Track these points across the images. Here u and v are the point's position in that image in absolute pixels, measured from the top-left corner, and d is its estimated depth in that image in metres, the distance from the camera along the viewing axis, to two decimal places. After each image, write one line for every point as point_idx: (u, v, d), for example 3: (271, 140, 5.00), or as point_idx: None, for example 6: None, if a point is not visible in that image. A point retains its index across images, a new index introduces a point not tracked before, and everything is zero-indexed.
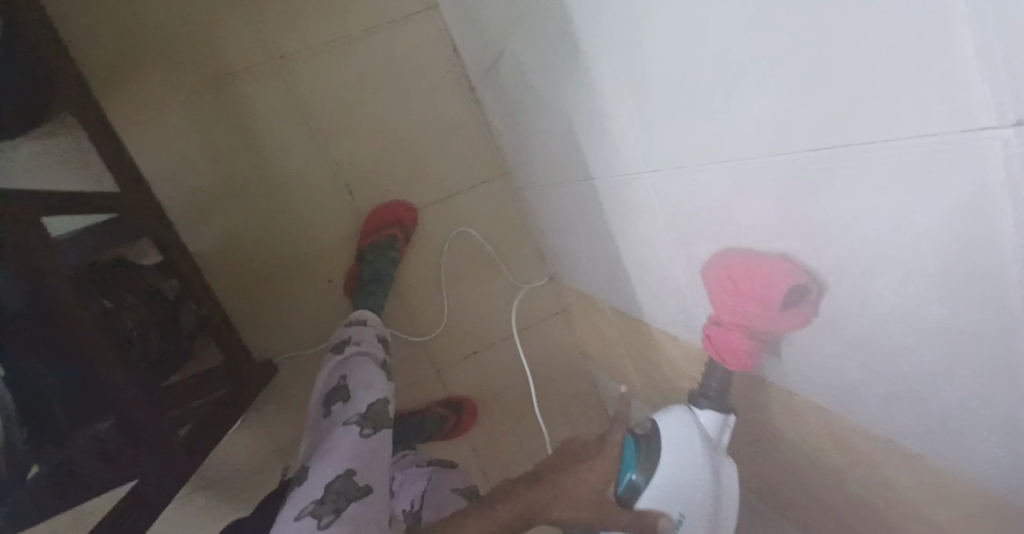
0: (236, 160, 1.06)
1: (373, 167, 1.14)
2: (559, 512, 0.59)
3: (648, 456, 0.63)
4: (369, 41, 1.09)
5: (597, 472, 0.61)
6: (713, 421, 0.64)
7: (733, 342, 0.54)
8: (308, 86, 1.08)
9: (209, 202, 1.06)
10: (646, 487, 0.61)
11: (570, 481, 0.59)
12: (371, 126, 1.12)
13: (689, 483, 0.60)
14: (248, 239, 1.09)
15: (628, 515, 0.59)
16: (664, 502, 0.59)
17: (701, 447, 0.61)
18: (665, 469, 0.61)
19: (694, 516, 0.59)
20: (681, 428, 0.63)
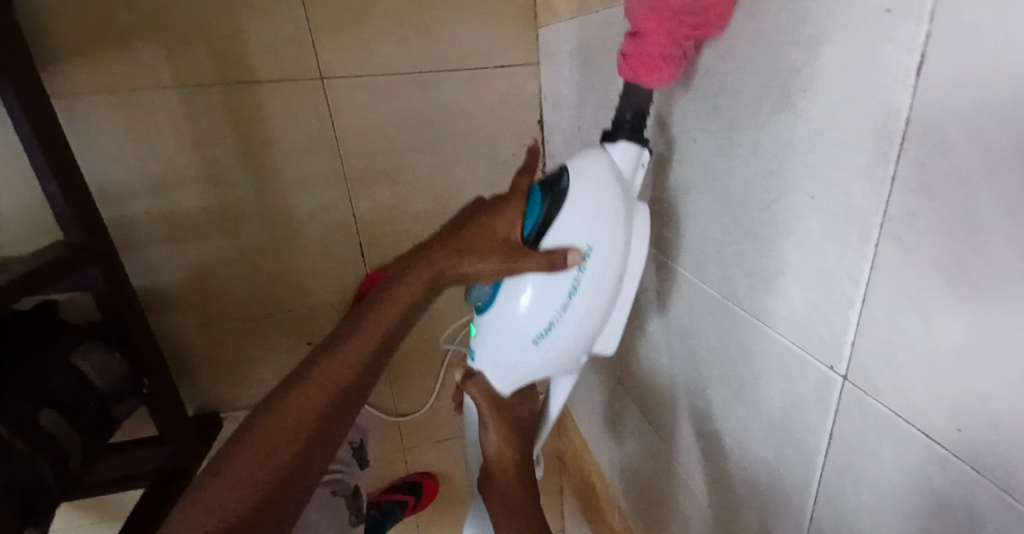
0: (229, 187, 0.79)
1: (401, 231, 0.88)
2: (487, 273, 0.41)
3: (552, 201, 0.40)
4: (445, 85, 0.80)
5: (501, 218, 0.41)
6: (631, 157, 0.42)
7: (651, 44, 0.36)
8: (350, 122, 0.79)
9: (181, 231, 0.79)
10: (549, 232, 0.41)
11: (470, 244, 0.40)
12: (414, 184, 0.85)
13: (591, 221, 0.40)
14: (224, 285, 0.84)
15: (537, 257, 0.40)
16: (567, 240, 0.40)
17: (614, 189, 0.41)
18: (573, 211, 0.40)
19: (604, 266, 0.41)
20: (596, 167, 0.41)
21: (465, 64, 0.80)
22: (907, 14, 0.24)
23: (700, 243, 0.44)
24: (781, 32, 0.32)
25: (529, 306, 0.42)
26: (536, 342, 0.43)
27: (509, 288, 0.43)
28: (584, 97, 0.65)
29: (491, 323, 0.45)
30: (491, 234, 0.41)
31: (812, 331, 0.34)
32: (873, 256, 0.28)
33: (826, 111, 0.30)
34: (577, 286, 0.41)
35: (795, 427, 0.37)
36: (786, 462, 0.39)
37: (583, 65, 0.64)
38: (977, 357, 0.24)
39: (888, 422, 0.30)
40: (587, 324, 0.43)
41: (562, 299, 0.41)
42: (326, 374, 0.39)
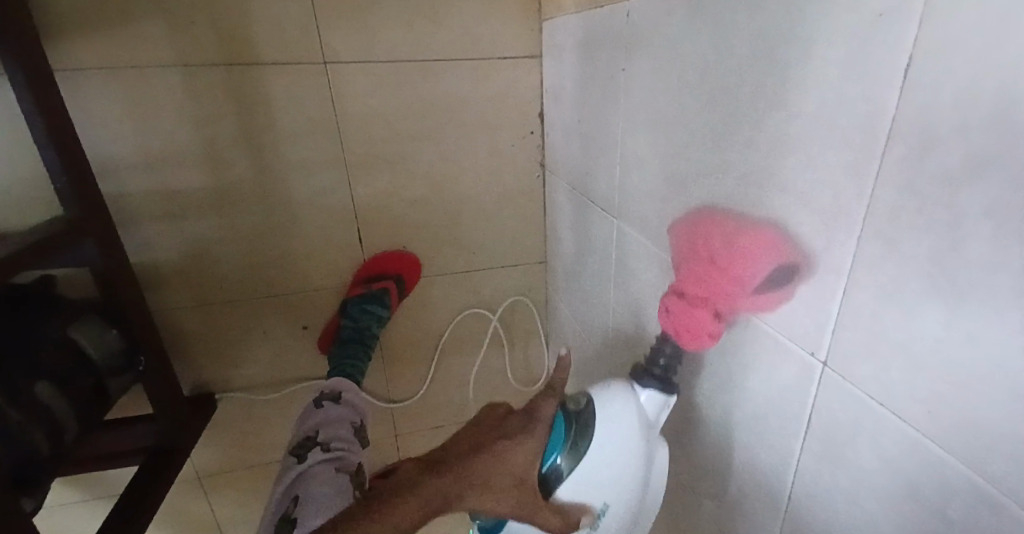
0: (230, 168, 0.79)
1: (399, 217, 0.89)
2: (497, 510, 0.40)
3: (574, 448, 0.41)
4: (448, 74, 0.81)
5: (521, 451, 0.41)
6: (655, 402, 0.43)
7: (693, 319, 0.39)
8: (352, 107, 0.80)
9: (181, 210, 0.80)
10: (568, 477, 0.41)
11: (493, 469, 0.40)
12: (413, 171, 0.86)
13: (626, 454, 0.42)
14: (222, 265, 0.85)
15: (551, 512, 0.41)
16: (583, 496, 0.41)
17: (638, 437, 0.42)
18: (599, 454, 0.41)
19: (613, 527, 0.43)
20: (623, 409, 0.42)
21: (469, 54, 0.80)
22: (895, 20, 0.26)
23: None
24: (779, 34, 0.33)
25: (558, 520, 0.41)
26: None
27: (513, 530, 0.43)
28: (586, 92, 0.66)
29: None
30: (503, 467, 0.40)
31: (797, 321, 0.35)
32: (854, 250, 0.30)
33: (817, 112, 0.31)
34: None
35: (773, 414, 0.39)
36: (768, 448, 0.40)
37: (586, 59, 0.65)
38: (947, 345, 0.26)
39: (863, 406, 0.31)
40: (632, 510, 0.44)
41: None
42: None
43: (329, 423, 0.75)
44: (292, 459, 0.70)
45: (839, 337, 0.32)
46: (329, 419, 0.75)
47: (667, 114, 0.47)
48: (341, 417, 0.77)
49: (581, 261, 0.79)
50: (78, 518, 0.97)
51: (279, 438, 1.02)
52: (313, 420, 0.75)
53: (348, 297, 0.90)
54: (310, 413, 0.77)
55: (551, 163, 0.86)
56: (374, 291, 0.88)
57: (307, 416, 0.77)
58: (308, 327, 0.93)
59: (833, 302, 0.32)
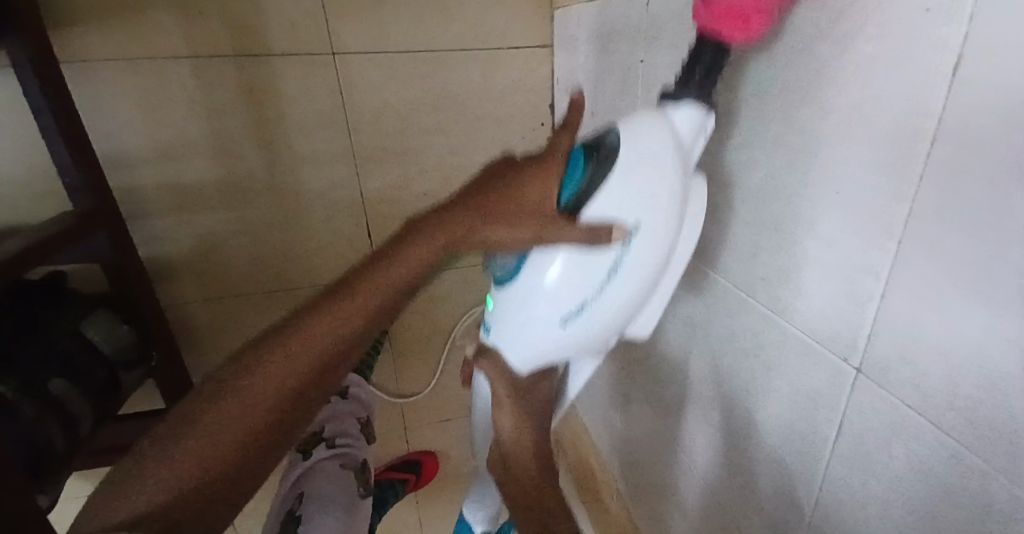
0: (239, 161, 0.78)
1: (409, 211, 0.88)
2: (514, 244, 0.35)
3: (598, 161, 0.35)
4: (459, 65, 0.79)
5: (533, 178, 0.35)
6: (691, 120, 0.37)
7: (724, 27, 0.32)
8: (362, 99, 0.79)
9: (189, 204, 0.79)
10: (594, 196, 0.35)
11: (510, 190, 0.34)
12: (424, 163, 0.85)
13: (657, 171, 0.36)
14: (231, 258, 0.84)
15: (577, 228, 0.35)
16: (613, 215, 0.35)
17: (671, 160, 0.36)
18: (624, 174, 0.35)
19: (646, 258, 0.38)
20: (652, 128, 0.36)
21: (480, 44, 0.79)
22: (944, 14, 0.24)
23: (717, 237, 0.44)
24: (814, 27, 0.32)
25: (558, 277, 0.38)
26: (563, 321, 0.40)
27: (534, 269, 0.39)
28: (601, 83, 0.65)
29: (511, 302, 0.41)
30: (530, 199, 0.35)
31: (829, 324, 0.34)
32: (893, 254, 0.29)
33: (856, 109, 0.30)
34: (619, 263, 0.37)
35: (802, 417, 0.38)
36: (796, 450, 0.40)
37: (601, 50, 0.63)
38: (992, 351, 0.25)
39: (900, 412, 0.30)
40: (620, 316, 0.41)
41: (602, 278, 0.38)
42: (285, 371, 0.34)
43: (335, 419, 0.75)
44: (297, 454, 0.70)
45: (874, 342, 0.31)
46: (336, 414, 0.76)
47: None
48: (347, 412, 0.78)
49: None
50: None
51: None
52: (320, 416, 0.75)
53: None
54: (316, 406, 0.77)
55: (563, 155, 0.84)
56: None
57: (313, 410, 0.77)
58: None
59: (868, 306, 0.31)
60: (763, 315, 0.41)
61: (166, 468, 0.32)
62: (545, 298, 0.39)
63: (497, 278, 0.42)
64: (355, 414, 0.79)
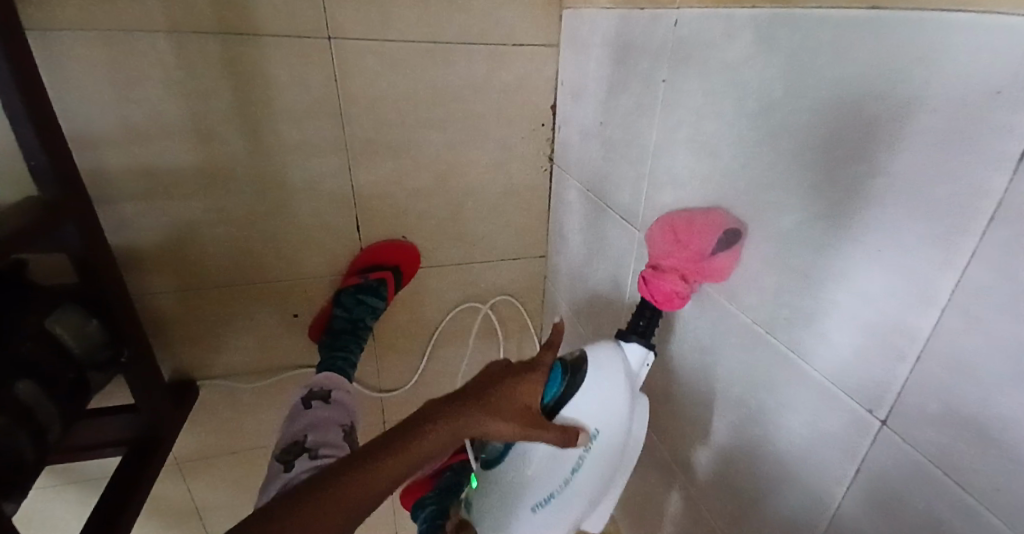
0: (221, 147, 0.73)
1: (399, 206, 0.85)
2: (507, 435, 0.43)
3: (570, 383, 0.47)
4: (462, 60, 0.76)
5: (528, 385, 0.45)
6: (639, 356, 0.50)
7: (666, 283, 0.46)
8: (357, 89, 0.75)
9: (165, 189, 0.74)
10: (567, 404, 0.47)
11: (515, 394, 0.44)
12: (418, 159, 0.82)
13: (602, 411, 0.47)
14: (208, 248, 0.80)
15: (553, 431, 0.45)
16: (581, 418, 0.47)
17: (624, 385, 0.48)
18: (590, 392, 0.47)
19: (607, 452, 0.48)
20: (610, 365, 0.48)
21: (484, 39, 0.76)
22: (1018, 101, 0.25)
23: (738, 272, 0.45)
24: (872, 85, 0.32)
25: (535, 469, 0.48)
26: (532, 510, 0.48)
27: (515, 456, 0.49)
28: (614, 95, 0.64)
29: (488, 490, 0.51)
30: (522, 390, 0.44)
31: (856, 375, 0.35)
32: (934, 321, 0.30)
33: (908, 175, 0.30)
34: (579, 466, 0.48)
35: (815, 457, 0.40)
36: (801, 485, 0.41)
37: (617, 62, 0.62)
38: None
39: (918, 467, 0.32)
40: (607, 470, 0.49)
41: (568, 469, 0.48)
42: (355, 490, 0.37)
43: (318, 424, 0.70)
44: (279, 464, 0.66)
45: (899, 399, 0.33)
46: (317, 422, 0.70)
47: (716, 141, 0.46)
48: (329, 418, 0.72)
49: (589, 265, 0.77)
50: (46, 504, 0.93)
51: (262, 424, 0.99)
52: (300, 423, 0.70)
53: (342, 288, 0.87)
54: (296, 413, 0.72)
55: (562, 159, 0.83)
56: (372, 281, 0.85)
57: (292, 416, 0.72)
58: (298, 315, 0.90)
59: (897, 362, 0.32)
60: (780, 355, 0.41)
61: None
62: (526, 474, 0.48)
63: (484, 459, 0.52)
64: (340, 416, 0.73)
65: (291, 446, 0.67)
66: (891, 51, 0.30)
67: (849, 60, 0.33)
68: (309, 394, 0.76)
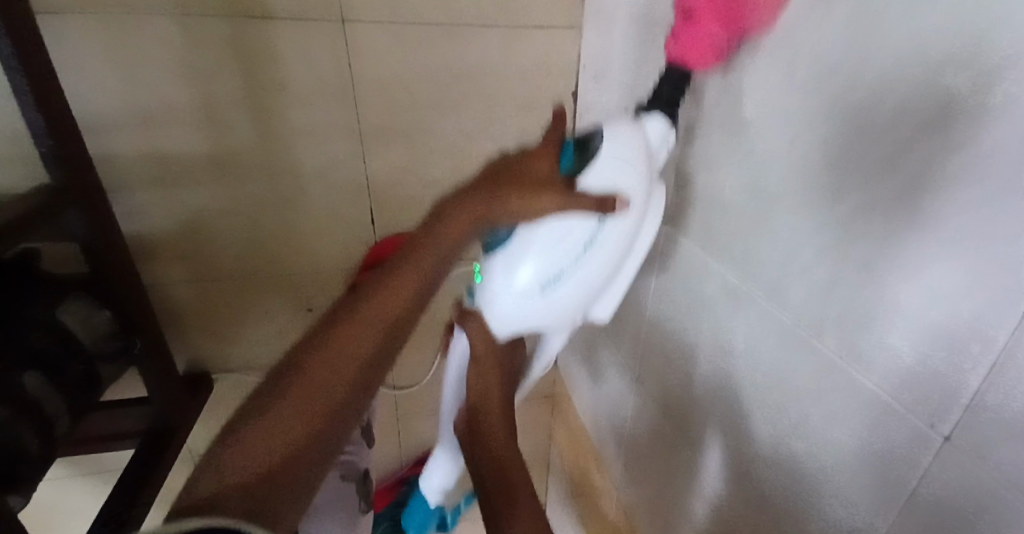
0: (232, 133, 0.71)
1: (414, 196, 0.83)
2: (544, 208, 0.41)
3: (584, 155, 0.42)
4: (480, 43, 0.73)
5: (534, 163, 0.42)
6: (661, 130, 0.44)
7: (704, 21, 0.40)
8: (371, 73, 0.72)
9: (177, 177, 0.72)
10: (588, 170, 0.41)
11: (526, 172, 0.41)
12: (433, 147, 0.79)
13: (629, 167, 0.42)
14: (221, 238, 0.78)
15: (590, 197, 0.40)
16: (611, 186, 0.41)
17: (642, 159, 0.42)
18: (608, 163, 0.41)
19: (613, 246, 0.44)
20: (630, 136, 0.42)
21: (504, 20, 0.72)
22: None
23: (780, 267, 0.41)
24: (950, 49, 0.27)
25: (538, 265, 0.44)
26: (530, 298, 0.45)
27: (520, 244, 0.44)
28: (639, 76, 0.60)
29: (504, 268, 0.45)
30: (534, 173, 0.41)
31: (919, 385, 0.31)
32: (1018, 327, 0.25)
33: (993, 154, 0.25)
34: (601, 234, 0.43)
35: (866, 474, 0.35)
36: (845, 502, 0.37)
37: (643, 40, 0.58)
38: None
39: (990, 493, 0.28)
40: (614, 259, 0.45)
41: (580, 246, 0.43)
42: (341, 355, 0.40)
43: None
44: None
45: (972, 415, 0.28)
46: None
47: (757, 121, 0.42)
48: None
49: None
50: (64, 492, 0.93)
51: None
52: None
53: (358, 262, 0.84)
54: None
55: None
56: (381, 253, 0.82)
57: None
58: (313, 308, 0.88)
59: (970, 373, 0.28)
60: (827, 358, 0.37)
61: (254, 457, 0.34)
62: (518, 279, 0.44)
63: (488, 246, 0.47)
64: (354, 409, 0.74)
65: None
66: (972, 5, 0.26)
67: (919, 20, 0.28)
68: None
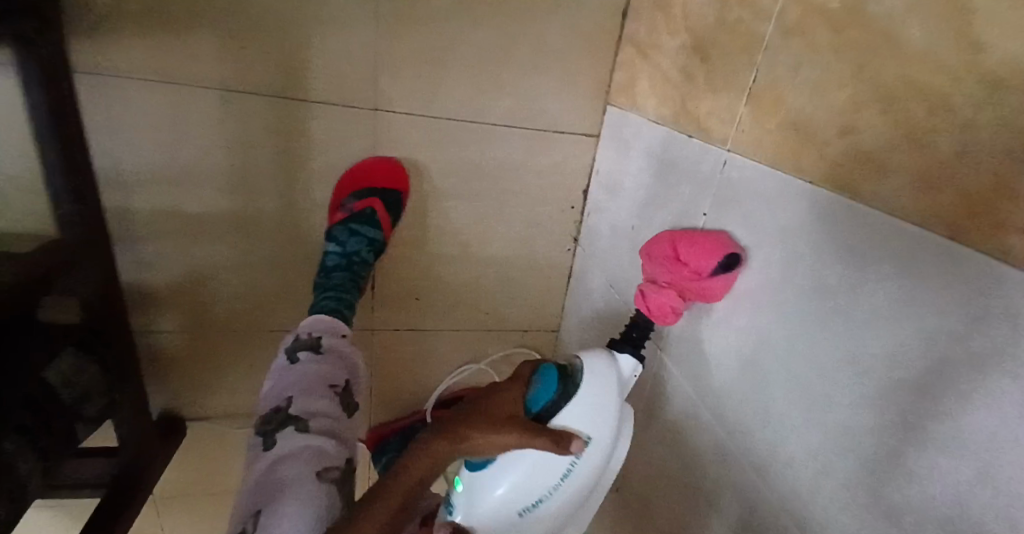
0: (253, 196, 0.71)
1: (420, 271, 0.84)
2: (503, 445, 0.46)
3: (563, 392, 0.51)
4: (503, 141, 0.77)
5: (508, 399, 0.49)
6: (631, 367, 0.54)
7: (664, 297, 0.49)
8: (394, 155, 0.74)
9: (188, 232, 0.71)
10: (554, 417, 0.50)
11: (487, 410, 0.48)
12: (445, 227, 0.81)
13: (591, 413, 0.51)
14: (220, 293, 0.77)
15: (545, 437, 0.47)
16: (568, 424, 0.50)
17: (614, 395, 0.52)
18: (580, 401, 0.51)
19: (590, 463, 0.52)
20: (603, 374, 0.52)
21: (528, 123, 0.76)
22: None
23: (763, 443, 0.45)
24: (939, 318, 0.30)
25: (531, 474, 0.50)
26: (520, 515, 0.51)
27: (498, 466, 0.51)
28: (651, 206, 0.64)
29: (488, 487, 0.51)
30: (514, 398, 0.49)
31: None
32: None
33: (976, 428, 0.28)
34: (570, 471, 0.51)
35: None
36: None
37: (658, 176, 0.62)
38: None
39: None
40: (598, 466, 0.52)
41: (563, 473, 0.51)
42: (378, 512, 0.41)
43: (310, 401, 0.57)
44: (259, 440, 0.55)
45: None
46: (306, 379, 0.60)
47: (755, 306, 0.45)
48: (319, 375, 0.61)
49: None
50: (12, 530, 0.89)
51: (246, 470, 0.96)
52: (286, 383, 0.59)
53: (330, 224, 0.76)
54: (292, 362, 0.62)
55: (589, 245, 0.83)
56: (359, 209, 0.73)
57: (281, 370, 0.62)
58: None
59: None
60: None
61: None
62: (501, 490, 0.51)
63: (467, 464, 0.53)
64: (343, 372, 0.64)
65: (273, 419, 0.56)
66: (948, 320, 0.30)
67: (901, 302, 0.32)
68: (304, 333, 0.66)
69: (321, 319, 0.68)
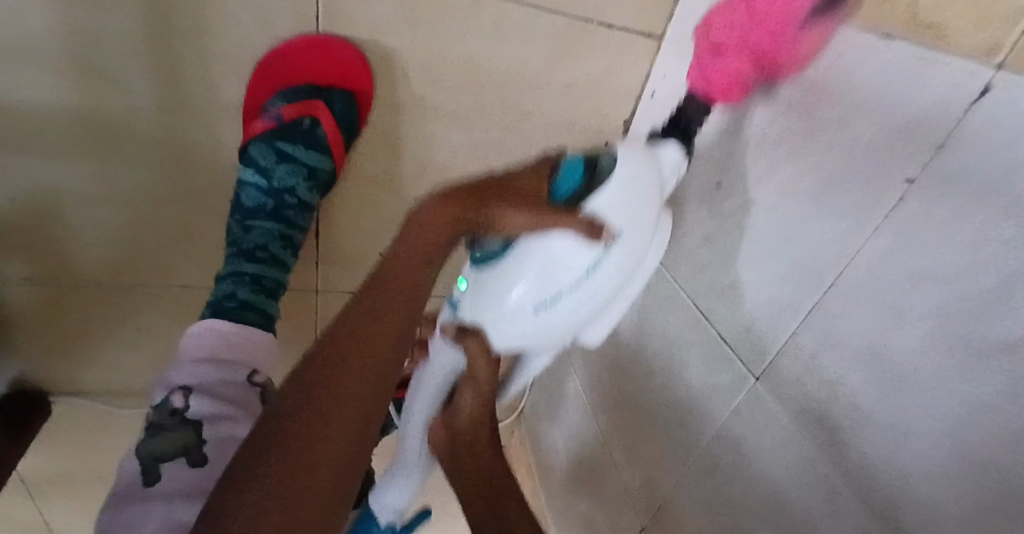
0: (111, 92, 0.45)
1: (386, 215, 0.59)
2: (515, 231, 0.33)
3: (589, 182, 0.34)
4: (518, 29, 0.49)
5: (526, 173, 0.34)
6: (675, 156, 0.40)
7: (729, 63, 0.38)
8: (344, 38, 0.47)
9: (9, 140, 0.46)
10: (591, 196, 0.34)
11: (507, 186, 0.33)
12: (424, 156, 0.55)
13: (624, 209, 0.35)
14: (73, 238, 0.53)
15: (579, 220, 0.33)
16: (602, 213, 0.34)
17: (649, 194, 0.36)
18: (614, 194, 0.34)
19: (620, 266, 0.36)
20: (643, 166, 0.36)
21: (560, 6, 0.49)
22: None
23: (768, 154, 0.40)
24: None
25: (520, 296, 0.35)
26: (535, 313, 0.36)
27: (518, 256, 0.35)
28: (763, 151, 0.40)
29: (499, 281, 0.36)
30: (532, 180, 0.34)
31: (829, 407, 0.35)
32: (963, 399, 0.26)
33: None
34: (598, 266, 0.35)
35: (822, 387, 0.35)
36: None
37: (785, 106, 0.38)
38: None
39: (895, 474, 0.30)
40: (611, 289, 0.38)
41: (581, 273, 0.35)
42: (353, 371, 0.31)
43: None
44: None
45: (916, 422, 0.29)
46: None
47: (910, 332, 0.29)
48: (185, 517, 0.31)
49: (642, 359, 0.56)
50: None
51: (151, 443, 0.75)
52: None
53: (245, 140, 0.50)
54: (147, 492, 0.32)
55: None
56: (292, 120, 0.52)
57: (126, 506, 0.32)
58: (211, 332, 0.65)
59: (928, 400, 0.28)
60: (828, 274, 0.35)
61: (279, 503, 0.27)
62: (518, 290, 0.35)
63: (476, 259, 0.38)
64: None
65: None
66: None
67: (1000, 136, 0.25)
68: (178, 399, 0.37)
69: (213, 354, 0.41)
